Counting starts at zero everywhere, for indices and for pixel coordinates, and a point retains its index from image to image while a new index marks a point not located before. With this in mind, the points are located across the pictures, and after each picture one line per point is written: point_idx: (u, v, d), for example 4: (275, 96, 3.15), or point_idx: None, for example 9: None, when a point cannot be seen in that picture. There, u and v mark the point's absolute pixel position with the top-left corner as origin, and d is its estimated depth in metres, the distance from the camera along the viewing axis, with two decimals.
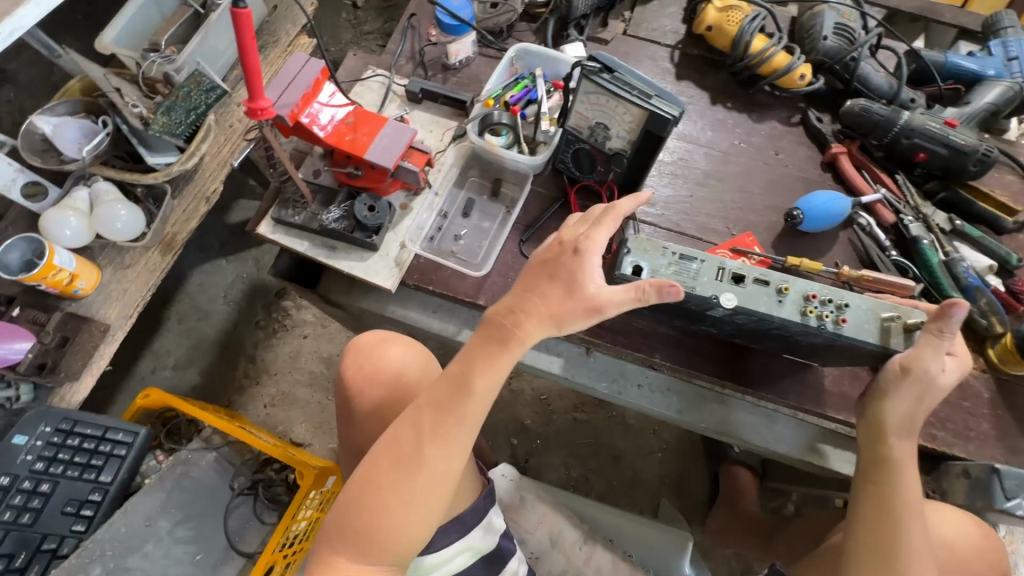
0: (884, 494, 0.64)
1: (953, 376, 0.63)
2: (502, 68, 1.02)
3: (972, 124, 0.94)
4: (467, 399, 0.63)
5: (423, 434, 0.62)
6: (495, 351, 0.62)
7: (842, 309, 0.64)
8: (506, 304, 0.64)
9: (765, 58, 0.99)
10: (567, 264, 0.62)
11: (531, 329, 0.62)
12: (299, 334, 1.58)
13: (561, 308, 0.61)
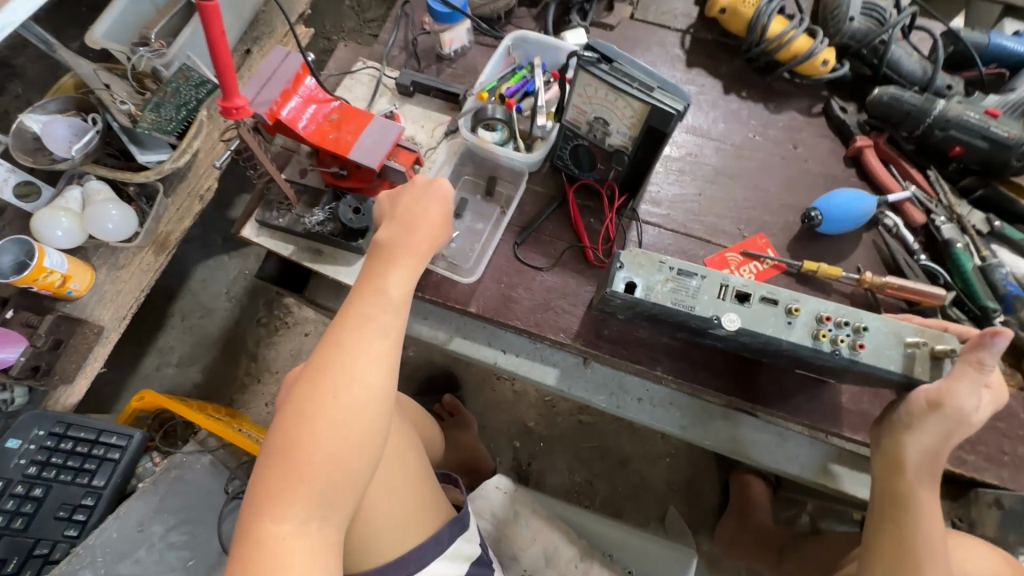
0: (901, 536, 0.57)
1: (987, 414, 0.56)
2: (498, 57, 0.96)
3: (1016, 115, 0.85)
4: (386, 307, 0.64)
5: (349, 352, 0.60)
6: (400, 265, 0.66)
7: (858, 332, 0.58)
8: (392, 227, 0.69)
9: (783, 42, 0.91)
10: (429, 188, 0.71)
11: (424, 240, 0.68)
12: (300, 332, 1.55)
13: (429, 225, 0.69)
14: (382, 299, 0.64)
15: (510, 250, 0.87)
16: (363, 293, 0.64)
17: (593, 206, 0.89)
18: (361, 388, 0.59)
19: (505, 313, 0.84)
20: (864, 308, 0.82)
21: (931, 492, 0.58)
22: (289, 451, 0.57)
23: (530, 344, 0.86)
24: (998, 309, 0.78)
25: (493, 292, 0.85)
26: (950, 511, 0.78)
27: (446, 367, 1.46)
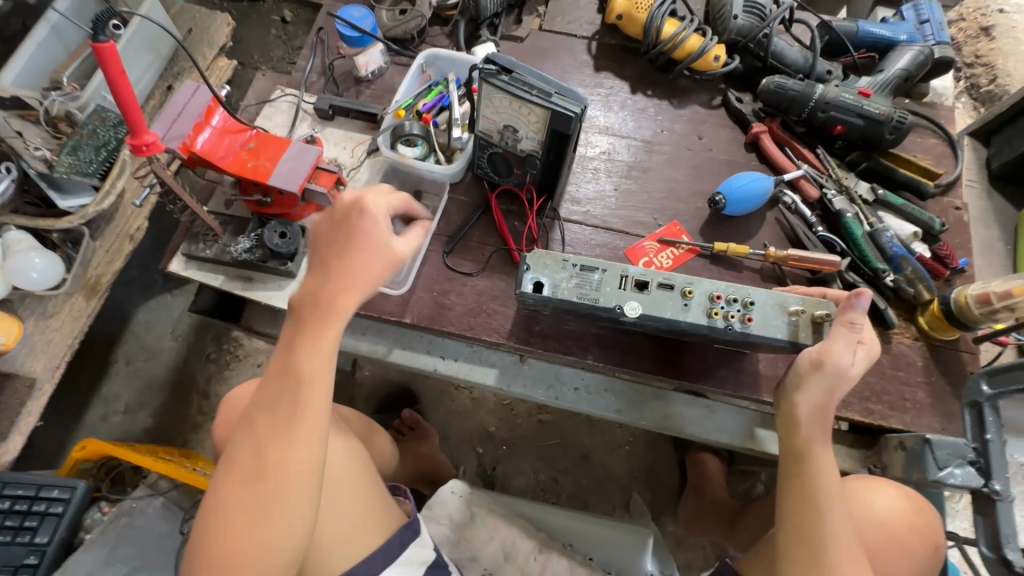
0: (803, 485, 0.63)
1: (863, 368, 0.64)
2: (412, 75, 0.99)
3: (886, 92, 0.94)
4: (306, 385, 0.60)
5: (261, 439, 0.59)
6: (314, 334, 0.61)
7: (744, 306, 0.67)
8: (311, 279, 0.63)
9: (677, 42, 0.98)
10: (354, 223, 0.63)
11: (341, 295, 0.61)
12: (252, 363, 1.51)
13: (361, 274, 0.62)
14: (292, 377, 0.60)
15: (440, 259, 0.90)
16: (274, 369, 0.61)
17: (517, 210, 0.94)
18: (276, 474, 0.58)
19: (440, 320, 0.86)
20: (773, 281, 0.88)
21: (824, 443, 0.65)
22: (221, 544, 0.57)
23: (469, 348, 0.89)
24: (887, 270, 0.85)
25: (426, 302, 0.87)
26: (866, 459, 0.84)
27: (403, 383, 1.46)
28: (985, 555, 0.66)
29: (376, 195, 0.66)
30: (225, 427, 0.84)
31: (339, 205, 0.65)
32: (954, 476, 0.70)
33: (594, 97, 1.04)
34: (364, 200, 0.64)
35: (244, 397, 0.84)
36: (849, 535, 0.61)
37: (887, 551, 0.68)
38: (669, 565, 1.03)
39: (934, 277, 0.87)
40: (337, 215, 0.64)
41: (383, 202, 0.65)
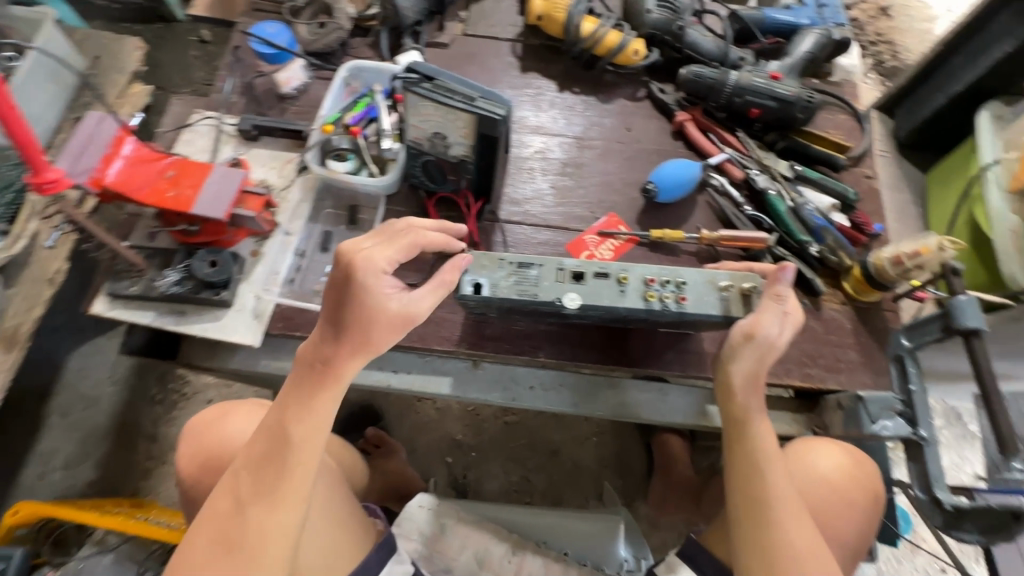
0: (746, 448, 0.67)
1: (791, 337, 0.69)
2: (336, 89, 0.97)
3: (795, 75, 0.99)
4: (295, 450, 0.62)
5: (240, 495, 0.61)
6: (309, 398, 0.62)
7: (676, 286, 0.71)
8: (315, 338, 0.63)
9: (597, 40, 1.00)
10: (353, 291, 0.61)
11: (342, 365, 0.62)
12: (202, 400, 1.43)
13: (366, 337, 0.62)
14: (281, 441, 0.62)
15: None
16: (264, 428, 0.63)
17: (456, 216, 0.94)
18: (252, 533, 0.59)
19: None
20: (710, 262, 0.92)
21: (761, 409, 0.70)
22: None
23: (420, 359, 0.88)
24: (811, 241, 0.90)
25: None
26: (811, 422, 0.88)
27: (364, 401, 1.43)
28: (919, 497, 0.71)
29: (374, 255, 0.62)
30: (192, 455, 0.82)
31: (338, 263, 0.62)
32: (888, 428, 0.74)
33: (523, 98, 1.05)
34: (358, 261, 0.61)
35: (213, 421, 0.84)
36: (790, 489, 0.65)
37: (835, 507, 0.71)
38: (644, 549, 1.05)
39: (854, 244, 0.93)
40: (337, 274, 0.62)
41: (375, 261, 0.61)
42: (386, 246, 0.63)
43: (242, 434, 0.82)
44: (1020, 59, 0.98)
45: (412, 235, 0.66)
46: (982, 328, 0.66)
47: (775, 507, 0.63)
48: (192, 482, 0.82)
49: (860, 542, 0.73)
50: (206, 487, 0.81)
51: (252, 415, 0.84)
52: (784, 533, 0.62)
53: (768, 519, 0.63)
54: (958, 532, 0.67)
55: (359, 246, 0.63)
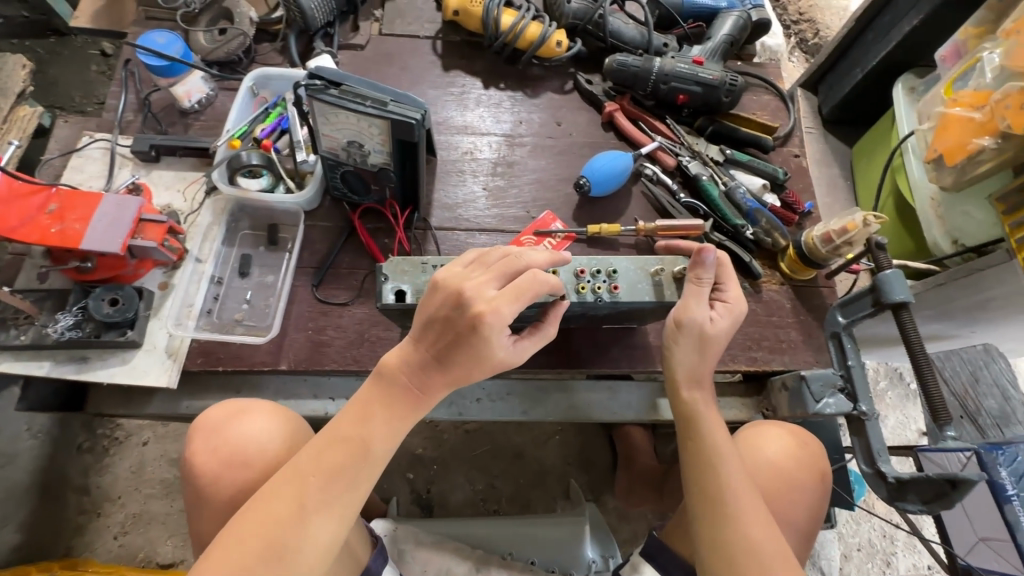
0: (694, 442, 0.67)
1: (727, 324, 0.69)
2: (243, 100, 0.90)
3: (717, 58, 0.99)
4: (366, 468, 0.57)
5: (306, 502, 0.55)
6: (396, 415, 0.58)
7: (608, 275, 0.69)
8: (409, 357, 0.58)
9: (517, 32, 0.97)
10: (467, 335, 0.55)
11: (434, 394, 0.59)
12: (137, 442, 1.30)
13: (464, 375, 0.58)
14: (362, 453, 0.57)
15: (310, 294, 0.83)
16: (343, 435, 0.57)
17: (385, 226, 0.89)
18: (307, 547, 0.54)
19: (319, 360, 0.80)
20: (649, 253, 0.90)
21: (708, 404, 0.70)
22: None
23: (358, 383, 0.83)
24: (745, 224, 0.90)
25: (300, 343, 0.80)
26: (760, 404, 0.89)
27: None
28: (864, 471, 0.71)
29: (501, 306, 0.55)
30: (214, 452, 0.68)
31: (460, 303, 0.55)
32: (830, 407, 0.74)
33: (447, 97, 1.00)
34: (486, 316, 0.54)
35: (233, 418, 0.70)
36: (744, 480, 0.64)
37: (777, 496, 0.71)
38: (612, 547, 1.04)
39: (787, 223, 0.94)
40: (451, 310, 0.56)
41: (505, 322, 0.55)
42: (507, 296, 0.56)
43: (266, 440, 0.69)
44: (926, 31, 1.01)
45: (530, 283, 0.56)
46: (909, 300, 0.67)
47: (728, 501, 0.62)
48: (209, 480, 0.67)
49: (812, 521, 0.73)
50: (227, 486, 0.67)
51: (273, 416, 0.71)
52: (744, 528, 0.61)
53: (724, 515, 0.62)
54: (903, 503, 0.67)
55: (485, 295, 0.55)
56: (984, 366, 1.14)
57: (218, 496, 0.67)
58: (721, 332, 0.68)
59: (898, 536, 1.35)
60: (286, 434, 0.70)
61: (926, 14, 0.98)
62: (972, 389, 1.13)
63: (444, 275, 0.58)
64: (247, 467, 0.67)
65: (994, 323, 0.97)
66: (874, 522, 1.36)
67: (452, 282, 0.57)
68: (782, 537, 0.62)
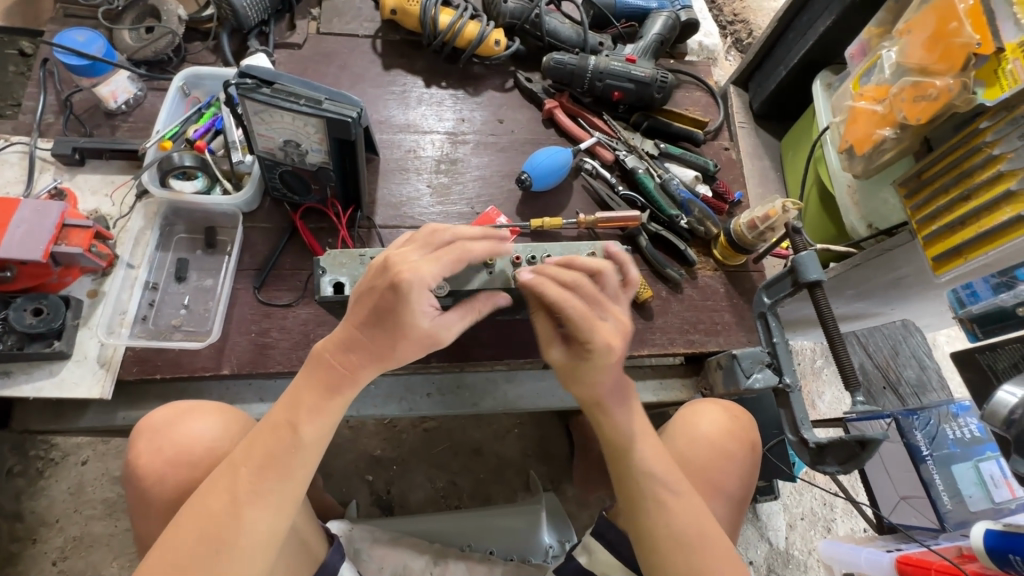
0: (612, 439, 0.69)
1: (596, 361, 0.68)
2: (173, 100, 0.88)
3: (649, 56, 1.03)
4: (297, 455, 0.57)
5: (238, 493, 0.55)
6: (322, 399, 0.58)
7: (540, 263, 0.73)
8: (332, 342, 0.59)
9: (456, 31, 0.98)
10: (388, 300, 0.56)
11: (361, 374, 0.60)
12: (75, 462, 1.23)
13: (395, 350, 0.59)
14: (291, 439, 0.57)
15: (251, 296, 0.82)
16: (273, 423, 0.58)
17: (328, 226, 0.88)
18: (244, 537, 0.54)
19: (263, 363, 0.79)
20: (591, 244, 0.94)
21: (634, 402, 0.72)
22: None
23: None
24: (680, 214, 0.94)
25: (243, 347, 0.79)
26: (699, 383, 0.93)
27: None
28: (790, 439, 0.75)
29: (421, 266, 0.57)
30: (158, 452, 0.66)
31: (383, 270, 0.57)
32: (759, 380, 0.79)
33: (389, 96, 1.01)
34: (405, 274, 0.56)
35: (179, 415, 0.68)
36: (663, 469, 0.67)
37: (703, 465, 0.75)
38: (568, 532, 1.06)
39: (718, 212, 0.99)
40: (378, 284, 0.57)
41: (425, 280, 0.57)
42: (429, 258, 0.58)
43: (213, 438, 0.67)
44: (838, 32, 1.09)
45: (456, 249, 0.60)
46: (822, 279, 0.73)
47: (646, 494, 0.66)
48: (155, 480, 0.65)
49: (745, 488, 0.77)
50: (173, 485, 0.65)
51: (224, 416, 0.70)
52: (661, 517, 0.64)
53: (645, 509, 0.65)
54: (823, 465, 0.72)
55: (407, 259, 0.58)
56: (903, 340, 1.25)
57: (163, 495, 0.65)
58: (589, 373, 0.67)
59: (836, 503, 1.44)
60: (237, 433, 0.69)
61: (837, 15, 1.05)
62: (893, 361, 1.23)
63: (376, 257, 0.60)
64: (195, 466, 0.65)
65: (906, 299, 1.06)
66: (815, 492, 1.45)
67: (378, 258, 0.59)
68: (705, 518, 0.65)
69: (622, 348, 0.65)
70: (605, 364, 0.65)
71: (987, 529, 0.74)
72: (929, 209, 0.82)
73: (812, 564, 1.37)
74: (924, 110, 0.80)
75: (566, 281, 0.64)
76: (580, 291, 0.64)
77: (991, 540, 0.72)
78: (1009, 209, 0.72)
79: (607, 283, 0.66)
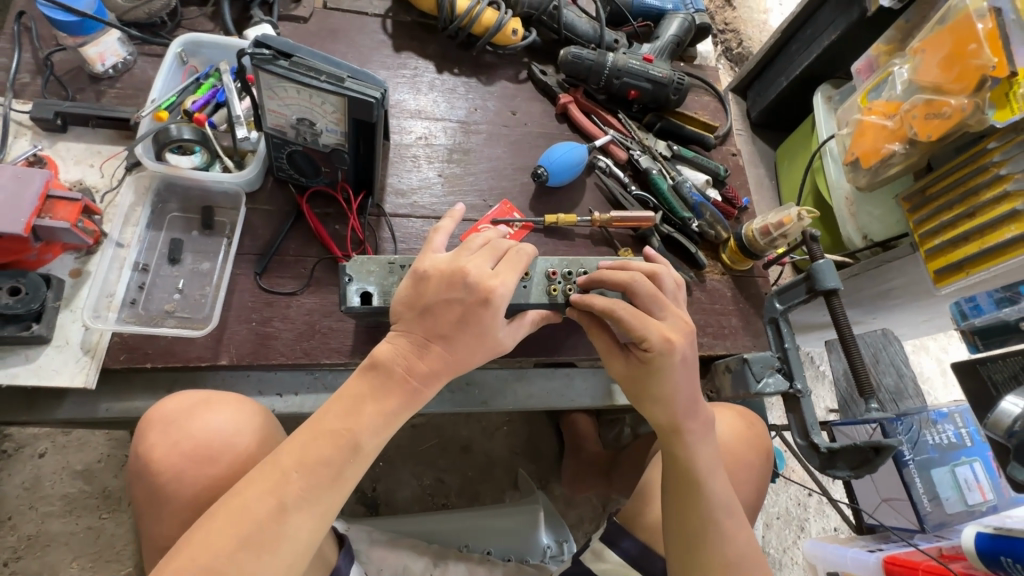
0: (682, 469, 0.66)
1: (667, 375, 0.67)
2: (169, 67, 0.81)
3: (665, 57, 1.03)
4: (353, 464, 0.54)
5: (285, 498, 0.50)
6: (388, 408, 0.55)
7: (577, 275, 0.74)
8: (405, 349, 0.57)
9: (473, 17, 0.95)
10: (479, 313, 0.57)
11: (428, 384, 0.57)
12: (30, 455, 1.13)
13: (469, 356, 0.59)
14: (348, 448, 0.53)
15: (252, 282, 0.77)
16: (331, 427, 0.54)
17: (334, 212, 0.84)
18: (284, 546, 0.50)
19: (264, 354, 0.74)
20: (603, 244, 0.93)
21: (699, 426, 0.68)
22: None
23: (306, 378, 0.77)
24: (692, 217, 0.94)
25: (243, 336, 0.74)
26: (706, 386, 0.94)
27: None
28: (800, 443, 0.77)
29: (505, 279, 0.58)
30: (174, 446, 0.64)
31: (465, 282, 0.57)
32: (769, 385, 0.79)
33: (399, 79, 0.97)
34: (496, 288, 0.57)
35: (199, 406, 0.67)
36: (728, 498, 0.66)
37: (733, 470, 0.77)
38: (565, 532, 1.05)
39: (727, 217, 1.00)
40: (465, 295, 0.57)
41: (512, 291, 0.59)
42: (509, 271, 0.59)
43: (232, 432, 0.66)
44: (842, 48, 1.12)
45: (521, 254, 0.61)
46: (839, 287, 0.74)
47: (711, 523, 0.64)
48: (170, 476, 0.63)
49: (758, 496, 0.80)
50: (191, 484, 0.63)
51: (241, 411, 0.68)
52: (723, 545, 0.64)
53: (707, 544, 0.64)
54: (833, 470, 0.74)
55: (487, 272, 0.58)
56: (883, 348, 1.29)
57: (179, 495, 0.62)
58: (657, 377, 0.66)
59: (810, 503, 1.50)
60: (257, 425, 0.68)
61: (843, 30, 1.08)
62: (873, 367, 1.27)
63: (430, 264, 0.59)
64: (215, 462, 0.64)
65: (893, 310, 1.11)
66: (791, 492, 1.49)
67: (445, 265, 0.58)
68: (753, 539, 0.66)
69: (681, 345, 0.65)
70: (670, 364, 0.65)
71: (978, 532, 0.80)
72: (934, 222, 0.85)
73: (787, 562, 1.41)
74: (937, 128, 0.82)
75: (622, 280, 0.67)
76: (639, 288, 0.67)
77: (985, 543, 0.77)
78: (1014, 227, 0.75)
79: (664, 284, 0.70)
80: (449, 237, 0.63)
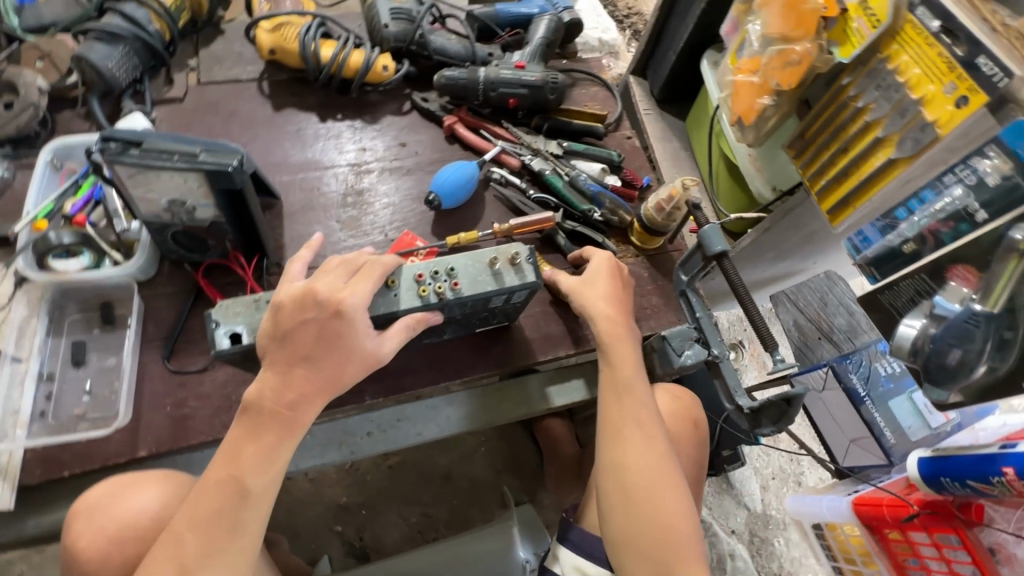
0: (618, 391, 0.73)
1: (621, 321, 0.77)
2: (42, 176, 0.83)
3: (538, 60, 1.05)
4: (249, 508, 0.56)
5: (183, 561, 0.54)
6: (270, 446, 0.57)
7: (447, 275, 0.68)
8: (271, 384, 0.58)
9: (340, 63, 0.97)
10: (335, 325, 0.59)
11: (307, 410, 0.59)
12: None
13: (342, 371, 0.59)
14: (236, 496, 0.56)
15: (161, 368, 0.77)
16: (215, 480, 0.56)
17: (235, 280, 0.84)
18: None
19: (184, 436, 0.73)
20: None
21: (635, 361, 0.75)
22: None
23: None
24: (592, 208, 0.96)
25: (159, 424, 0.74)
26: None
27: None
28: (729, 410, 0.76)
29: (356, 288, 0.60)
30: (99, 530, 0.67)
31: (315, 300, 0.59)
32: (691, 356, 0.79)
33: (284, 137, 0.98)
34: (347, 299, 0.59)
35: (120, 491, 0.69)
36: (653, 426, 0.72)
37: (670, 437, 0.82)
38: (544, 542, 1.05)
39: (628, 199, 1.01)
40: (319, 312, 0.59)
41: (364, 298, 0.60)
42: (357, 279, 0.61)
43: (155, 511, 0.68)
44: (713, 14, 1.14)
45: (378, 263, 0.63)
46: (726, 249, 0.75)
47: (635, 443, 0.70)
48: (98, 559, 0.67)
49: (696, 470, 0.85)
50: (118, 562, 0.67)
51: (167, 483, 0.70)
52: (644, 464, 0.69)
53: (628, 464, 0.69)
54: (759, 428, 0.73)
55: (338, 285, 0.60)
56: (829, 290, 1.22)
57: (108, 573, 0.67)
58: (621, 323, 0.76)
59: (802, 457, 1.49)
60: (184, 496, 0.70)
61: None
62: (823, 312, 1.22)
63: (286, 293, 0.61)
64: (142, 540, 0.67)
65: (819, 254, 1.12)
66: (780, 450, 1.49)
67: (298, 290, 0.60)
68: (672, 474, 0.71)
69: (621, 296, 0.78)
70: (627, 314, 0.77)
71: (920, 457, 0.79)
72: (815, 165, 0.87)
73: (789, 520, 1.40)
74: (793, 75, 0.85)
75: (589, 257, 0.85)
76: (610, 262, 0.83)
77: (925, 467, 0.77)
78: (881, 155, 0.77)
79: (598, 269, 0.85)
80: (305, 264, 0.67)
